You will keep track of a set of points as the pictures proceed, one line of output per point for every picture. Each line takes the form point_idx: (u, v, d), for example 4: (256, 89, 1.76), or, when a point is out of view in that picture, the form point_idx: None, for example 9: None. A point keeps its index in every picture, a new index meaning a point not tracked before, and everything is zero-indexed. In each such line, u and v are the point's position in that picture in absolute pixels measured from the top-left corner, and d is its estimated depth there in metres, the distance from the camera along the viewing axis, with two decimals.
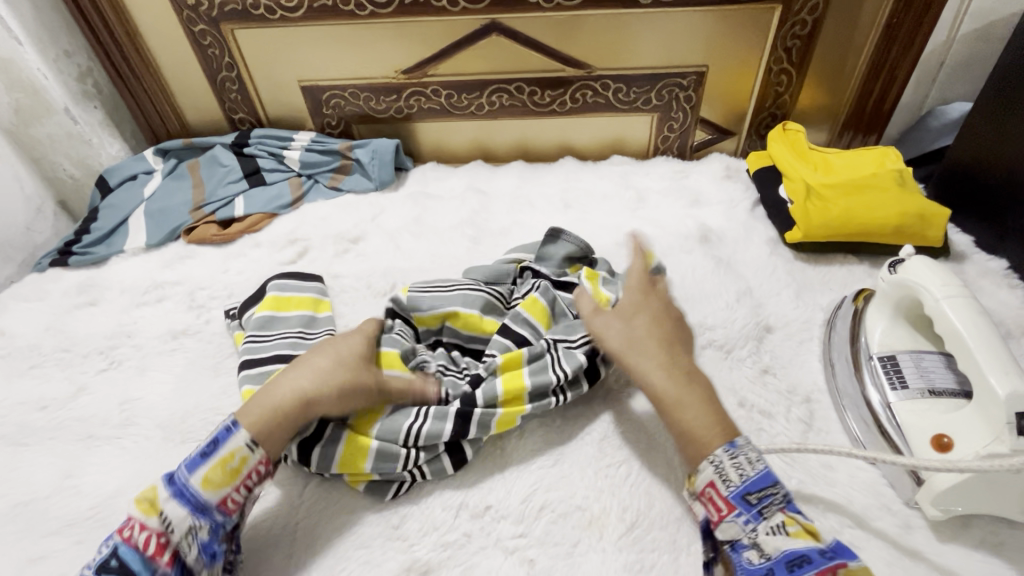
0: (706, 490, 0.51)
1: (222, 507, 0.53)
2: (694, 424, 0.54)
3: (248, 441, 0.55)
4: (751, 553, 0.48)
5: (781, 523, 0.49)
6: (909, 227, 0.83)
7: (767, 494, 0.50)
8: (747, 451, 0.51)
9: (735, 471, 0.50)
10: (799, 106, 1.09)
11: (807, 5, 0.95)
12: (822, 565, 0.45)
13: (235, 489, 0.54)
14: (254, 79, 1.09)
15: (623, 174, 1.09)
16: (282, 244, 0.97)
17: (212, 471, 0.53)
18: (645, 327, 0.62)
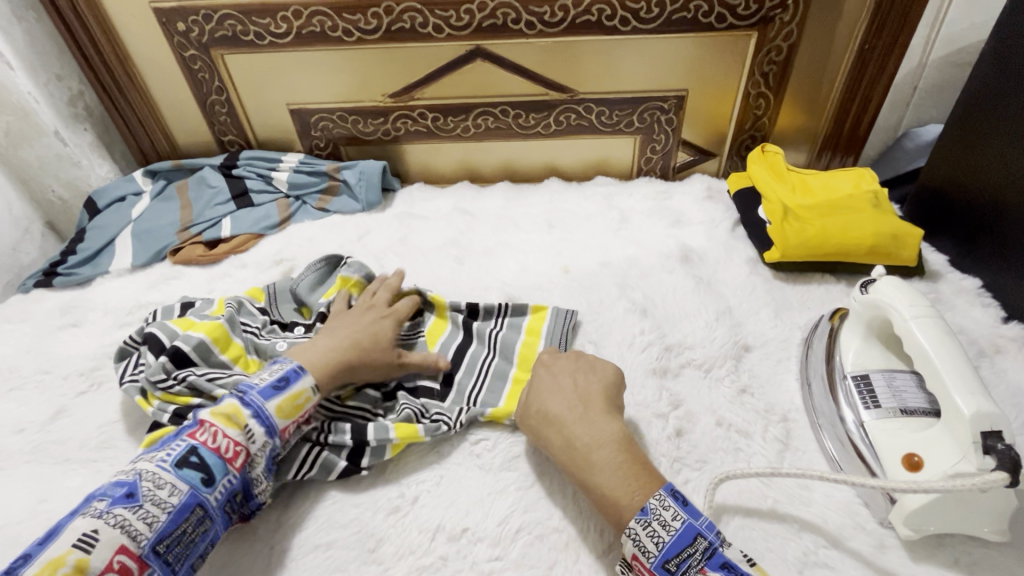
0: (633, 561, 0.52)
1: (199, 438, 0.54)
2: (607, 483, 0.55)
3: (314, 384, 0.62)
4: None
5: None
6: (883, 246, 0.85)
7: (685, 557, 0.50)
8: (660, 514, 0.51)
9: (651, 540, 0.51)
10: (778, 129, 1.12)
11: (782, 32, 0.99)
12: None
13: (225, 440, 0.55)
14: (243, 102, 1.11)
15: (607, 195, 1.11)
16: (268, 265, 0.98)
17: (215, 418, 0.56)
18: (552, 393, 0.63)
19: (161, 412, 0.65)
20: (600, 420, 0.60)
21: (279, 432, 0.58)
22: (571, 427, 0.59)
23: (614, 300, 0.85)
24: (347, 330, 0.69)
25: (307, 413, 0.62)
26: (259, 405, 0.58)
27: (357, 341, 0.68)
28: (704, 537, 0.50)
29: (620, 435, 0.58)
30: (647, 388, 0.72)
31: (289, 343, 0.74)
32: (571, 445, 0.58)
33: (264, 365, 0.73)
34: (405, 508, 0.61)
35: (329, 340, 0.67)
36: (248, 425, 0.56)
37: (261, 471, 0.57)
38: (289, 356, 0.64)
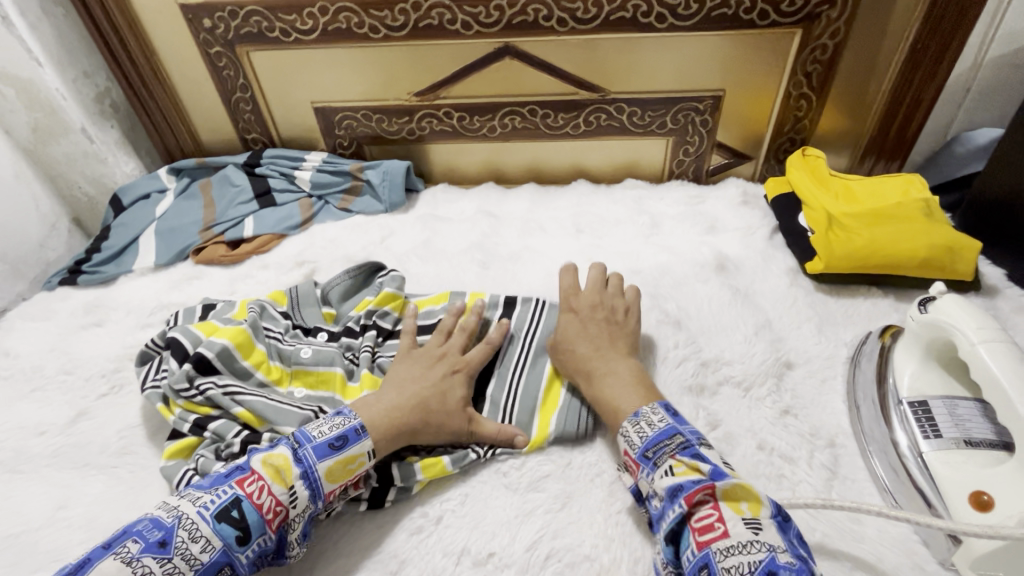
0: (625, 457, 0.58)
1: (245, 489, 0.51)
2: (609, 396, 0.62)
3: (371, 450, 0.58)
4: (654, 500, 0.53)
5: (671, 466, 0.53)
6: (937, 259, 0.79)
7: (661, 446, 0.55)
8: (648, 417, 0.58)
9: (637, 435, 0.57)
10: (819, 131, 1.07)
11: (828, 29, 0.93)
12: (694, 491, 0.50)
13: (269, 498, 0.51)
14: (268, 100, 1.09)
15: (637, 199, 1.07)
16: (290, 266, 0.96)
17: (266, 471, 0.52)
18: (572, 333, 0.68)
19: (182, 421, 0.64)
20: (617, 355, 0.66)
21: (323, 496, 0.55)
22: (591, 359, 0.65)
23: (647, 310, 0.81)
24: (412, 386, 0.63)
25: (357, 478, 0.57)
26: (310, 465, 0.54)
27: (423, 402, 0.62)
28: (682, 435, 0.56)
29: (633, 372, 0.64)
30: (683, 407, 0.68)
31: (312, 349, 0.73)
32: (587, 373, 0.64)
33: (288, 372, 0.71)
34: (428, 530, 0.58)
35: (396, 397, 0.62)
36: (295, 486, 0.53)
37: (297, 534, 0.53)
38: (353, 411, 0.60)
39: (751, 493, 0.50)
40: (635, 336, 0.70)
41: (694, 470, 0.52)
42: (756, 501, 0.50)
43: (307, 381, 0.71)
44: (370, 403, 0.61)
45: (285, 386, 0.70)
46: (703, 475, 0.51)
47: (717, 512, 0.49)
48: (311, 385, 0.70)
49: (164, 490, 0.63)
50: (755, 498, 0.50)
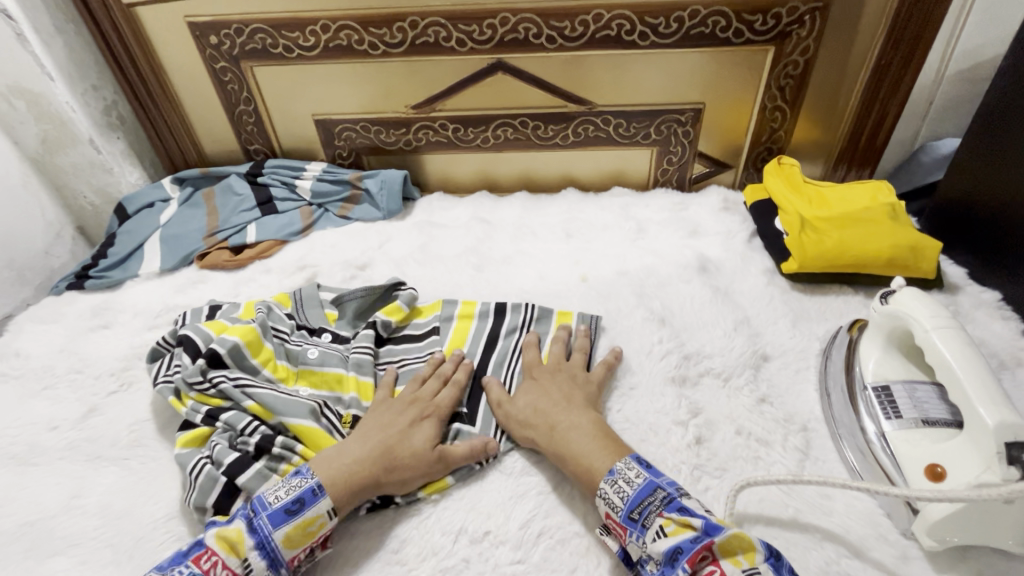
0: (608, 519, 0.57)
1: (200, 567, 0.52)
2: (579, 449, 0.61)
3: (329, 509, 0.57)
4: (649, 566, 0.52)
5: (660, 525, 0.53)
6: (902, 258, 0.85)
7: (645, 505, 0.55)
8: (624, 474, 0.58)
9: (618, 495, 0.56)
10: (794, 140, 1.13)
11: (799, 47, 1.00)
12: (692, 551, 0.49)
13: (221, 573, 0.52)
14: (270, 112, 1.14)
15: (623, 206, 1.12)
16: (292, 270, 1.00)
17: (221, 543, 0.54)
18: (530, 397, 0.69)
19: (194, 413, 0.67)
20: (576, 410, 0.66)
21: (284, 562, 0.55)
22: (553, 415, 0.65)
23: (633, 309, 0.86)
24: (375, 435, 0.64)
25: (320, 539, 0.58)
26: (266, 534, 0.55)
27: (387, 448, 0.62)
28: (662, 488, 0.56)
29: (595, 420, 0.65)
30: (667, 397, 0.73)
31: (319, 350, 0.77)
32: (553, 433, 0.64)
33: (294, 372, 0.75)
34: (428, 512, 0.62)
35: (360, 447, 0.62)
36: (249, 557, 0.54)
37: None
38: (309, 469, 0.60)
39: (744, 541, 0.50)
40: (594, 392, 0.71)
41: (689, 530, 0.52)
42: (749, 547, 0.49)
43: (312, 381, 0.74)
44: (333, 456, 0.61)
45: (290, 384, 0.74)
46: (697, 532, 0.51)
47: (719, 568, 0.49)
48: (316, 384, 0.74)
49: (175, 479, 0.66)
50: (748, 544, 0.50)
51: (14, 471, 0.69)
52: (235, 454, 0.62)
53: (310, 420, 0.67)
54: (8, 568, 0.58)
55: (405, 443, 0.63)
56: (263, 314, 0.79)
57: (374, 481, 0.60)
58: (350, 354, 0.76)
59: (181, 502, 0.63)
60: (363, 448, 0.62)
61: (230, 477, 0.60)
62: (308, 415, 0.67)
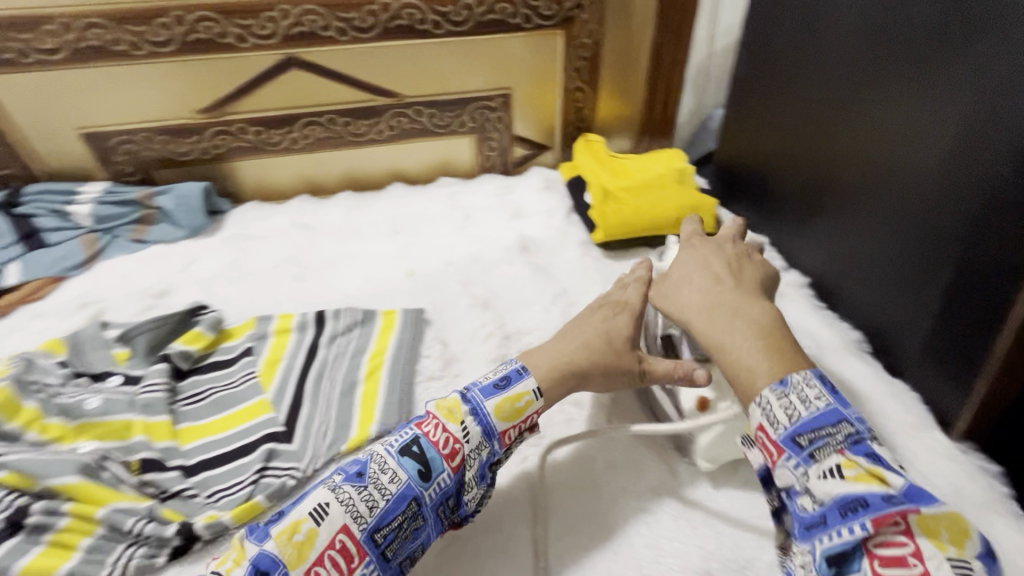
0: (757, 435, 0.48)
1: (423, 429, 0.54)
2: (734, 349, 0.51)
3: (535, 388, 0.58)
4: (804, 501, 0.44)
5: (837, 466, 0.43)
6: (687, 218, 0.96)
7: (821, 436, 0.45)
8: (799, 388, 0.46)
9: (784, 412, 0.46)
10: (600, 119, 1.21)
11: (585, 31, 1.07)
12: (884, 511, 0.40)
13: (445, 434, 0.53)
14: (19, 129, 0.96)
15: (450, 195, 1.13)
16: (70, 310, 0.86)
17: (444, 407, 0.55)
18: (687, 290, 0.59)
19: None
20: (746, 296, 0.56)
21: (498, 434, 0.56)
22: (699, 301, 0.57)
23: (458, 297, 0.88)
24: (580, 330, 0.64)
25: (527, 419, 0.58)
26: (478, 402, 0.56)
27: (588, 343, 0.63)
28: (850, 422, 0.45)
29: (756, 306, 0.54)
30: None
31: (100, 398, 0.68)
32: (701, 329, 0.55)
33: (72, 427, 0.65)
34: None
35: (560, 345, 0.63)
36: (466, 423, 0.54)
37: (474, 477, 0.54)
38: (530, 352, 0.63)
39: (953, 520, 0.40)
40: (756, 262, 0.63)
41: (529, 395, 0.58)
42: (880, 479, 0.42)
43: (95, 434, 0.65)
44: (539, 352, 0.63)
45: (67, 442, 0.64)
46: (892, 490, 0.41)
47: (911, 543, 0.39)
48: (101, 436, 0.65)
49: None
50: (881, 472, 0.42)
51: None
52: None
53: (84, 477, 0.59)
54: None
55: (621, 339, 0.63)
56: (18, 369, 0.68)
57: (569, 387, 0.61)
58: (139, 395, 0.69)
59: None
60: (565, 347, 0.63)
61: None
62: (80, 473, 0.59)
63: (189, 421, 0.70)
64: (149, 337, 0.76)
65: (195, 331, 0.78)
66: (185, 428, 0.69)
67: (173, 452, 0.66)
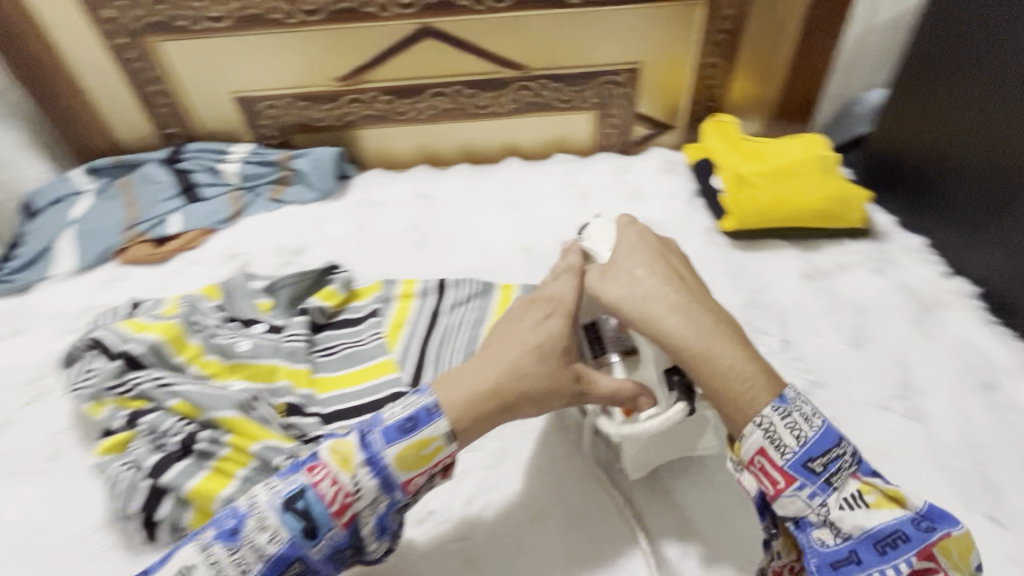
0: (756, 460, 0.47)
1: (312, 478, 0.49)
2: (730, 367, 0.49)
3: (447, 433, 0.51)
4: (827, 531, 0.45)
5: (858, 493, 0.46)
6: (832, 210, 0.87)
7: (832, 459, 0.46)
8: (798, 408, 0.47)
9: (789, 432, 0.46)
10: (731, 98, 1.13)
11: (729, 1, 0.99)
12: (919, 544, 0.43)
13: (331, 488, 0.49)
14: (185, 92, 1.06)
15: (566, 172, 1.11)
16: (221, 260, 0.95)
17: (346, 448, 0.50)
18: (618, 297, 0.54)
19: (114, 417, 0.63)
20: (710, 334, 0.50)
21: (399, 485, 0.50)
22: (628, 305, 0.54)
23: None
24: (500, 351, 0.55)
25: (440, 463, 0.52)
26: (377, 451, 0.50)
27: (516, 365, 0.53)
28: (850, 442, 0.47)
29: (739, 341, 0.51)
30: None
31: (250, 341, 0.73)
32: (678, 345, 0.51)
33: (227, 366, 0.71)
34: None
35: (481, 368, 0.53)
36: (359, 474, 0.49)
37: (373, 528, 0.50)
38: (430, 388, 0.53)
39: (962, 539, 0.45)
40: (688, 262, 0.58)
41: (440, 441, 0.51)
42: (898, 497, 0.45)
43: (245, 373, 0.71)
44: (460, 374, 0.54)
45: (223, 379, 0.70)
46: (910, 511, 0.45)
47: (935, 565, 0.44)
48: (250, 377, 0.71)
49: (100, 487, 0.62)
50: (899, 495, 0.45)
51: None
52: (158, 455, 0.59)
53: (241, 414, 0.64)
54: None
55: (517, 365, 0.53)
56: (184, 309, 0.75)
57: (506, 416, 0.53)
58: (284, 342, 0.74)
59: (106, 511, 0.60)
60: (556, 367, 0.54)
61: (154, 480, 0.58)
62: (236, 409, 0.64)
63: (324, 373, 0.74)
64: (291, 291, 0.82)
65: (330, 288, 0.82)
66: (321, 378, 0.73)
67: (313, 398, 0.71)
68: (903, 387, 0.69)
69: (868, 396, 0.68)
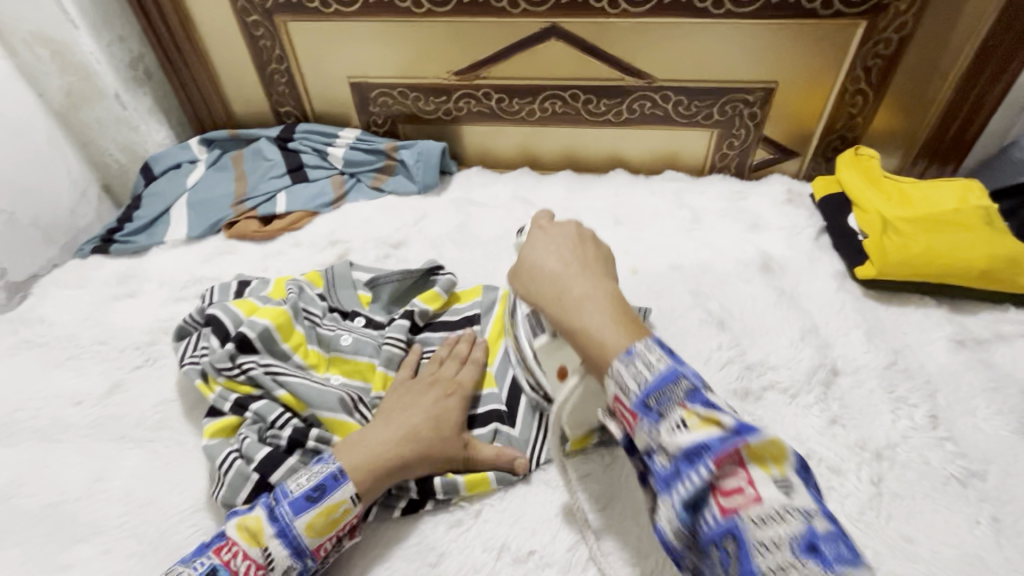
0: (616, 405, 0.48)
1: (221, 557, 0.49)
2: (592, 327, 0.50)
3: (354, 494, 0.53)
4: (660, 458, 0.44)
5: (681, 418, 0.44)
6: (998, 272, 0.77)
7: (665, 394, 0.45)
8: (643, 354, 0.47)
9: (632, 377, 0.46)
10: (872, 130, 1.02)
11: (895, 23, 0.89)
12: (721, 453, 0.41)
13: (245, 563, 0.49)
14: (303, 72, 1.07)
15: (677, 191, 1.04)
16: (323, 245, 0.95)
17: (316, 517, 0.52)
18: (551, 261, 0.57)
19: (223, 400, 0.63)
20: (590, 284, 0.54)
21: (310, 552, 0.52)
22: (542, 258, 0.58)
23: (689, 309, 0.79)
24: (402, 417, 0.59)
25: (347, 526, 0.53)
26: (286, 522, 0.51)
27: (412, 432, 0.58)
28: (687, 376, 0.46)
29: (613, 296, 0.53)
30: None
31: (352, 337, 0.71)
32: (567, 302, 0.53)
33: (325, 359, 0.70)
34: (467, 523, 0.57)
35: (383, 432, 0.57)
36: (270, 547, 0.50)
37: None
38: (333, 454, 0.56)
39: (777, 447, 0.42)
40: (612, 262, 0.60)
41: (347, 503, 0.53)
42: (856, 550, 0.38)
43: (343, 369, 0.70)
44: (358, 442, 0.57)
45: (321, 371, 0.69)
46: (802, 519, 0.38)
47: (745, 475, 0.40)
48: (347, 373, 0.70)
49: (202, 466, 0.63)
50: (782, 454, 0.42)
51: (38, 447, 0.66)
52: (267, 449, 0.57)
53: (344, 413, 0.62)
54: (29, 553, 0.56)
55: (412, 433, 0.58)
56: (291, 294, 0.74)
57: (388, 481, 0.56)
58: (384, 344, 0.70)
59: (207, 494, 0.59)
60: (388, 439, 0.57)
61: (264, 475, 0.56)
62: (340, 407, 0.62)
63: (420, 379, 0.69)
64: (389, 289, 0.79)
65: (431, 290, 0.78)
66: None
67: None
68: None
69: None
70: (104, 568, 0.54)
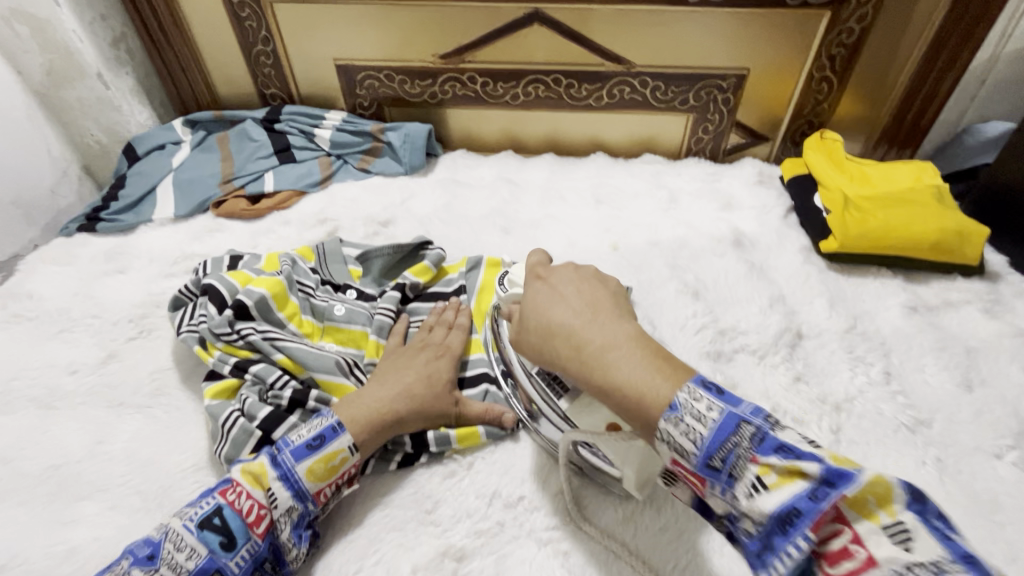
0: (675, 467, 0.42)
1: (226, 498, 0.51)
2: (630, 378, 0.44)
3: (351, 444, 0.57)
4: (745, 525, 0.39)
5: (757, 476, 0.38)
6: (947, 243, 0.83)
7: (728, 450, 0.39)
8: (689, 407, 0.41)
9: (686, 439, 0.40)
10: (836, 116, 1.09)
11: (856, 13, 0.95)
12: (816, 515, 0.34)
13: (248, 502, 0.52)
14: (289, 54, 1.08)
15: (655, 173, 1.08)
16: (312, 223, 0.97)
17: (316, 463, 0.55)
18: (559, 302, 0.52)
19: (222, 363, 0.65)
20: (614, 326, 0.48)
21: (311, 496, 0.54)
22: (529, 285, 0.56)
23: (666, 280, 0.84)
24: (396, 377, 0.63)
25: (345, 474, 0.57)
26: (288, 468, 0.54)
27: (407, 390, 0.61)
28: (749, 422, 0.39)
29: (636, 333, 0.48)
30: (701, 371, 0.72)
31: (346, 307, 0.73)
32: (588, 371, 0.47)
33: (319, 328, 0.72)
34: (460, 474, 0.61)
35: (378, 390, 0.61)
36: (273, 488, 0.53)
37: (288, 536, 0.53)
38: (331, 410, 0.59)
39: (878, 485, 0.35)
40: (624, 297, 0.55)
41: (344, 452, 0.56)
42: (888, 497, 0.34)
43: (338, 338, 0.72)
44: (356, 399, 0.60)
45: (315, 340, 0.71)
46: (813, 484, 0.35)
47: (848, 530, 0.34)
48: (342, 341, 0.72)
49: (201, 428, 0.65)
50: (766, 394, 0.41)
51: (34, 414, 0.67)
52: (269, 408, 0.60)
53: (339, 376, 0.65)
54: (32, 511, 0.57)
55: (405, 392, 0.61)
56: (284, 266, 0.76)
57: (386, 436, 0.60)
58: (376, 313, 0.72)
59: (209, 453, 0.62)
60: (382, 399, 0.60)
61: (266, 432, 0.59)
62: (336, 371, 0.65)
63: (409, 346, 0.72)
64: (380, 263, 0.82)
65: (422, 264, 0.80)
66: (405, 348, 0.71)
67: None
68: (1018, 436, 0.65)
69: (978, 441, 0.65)
70: (108, 523, 0.56)
